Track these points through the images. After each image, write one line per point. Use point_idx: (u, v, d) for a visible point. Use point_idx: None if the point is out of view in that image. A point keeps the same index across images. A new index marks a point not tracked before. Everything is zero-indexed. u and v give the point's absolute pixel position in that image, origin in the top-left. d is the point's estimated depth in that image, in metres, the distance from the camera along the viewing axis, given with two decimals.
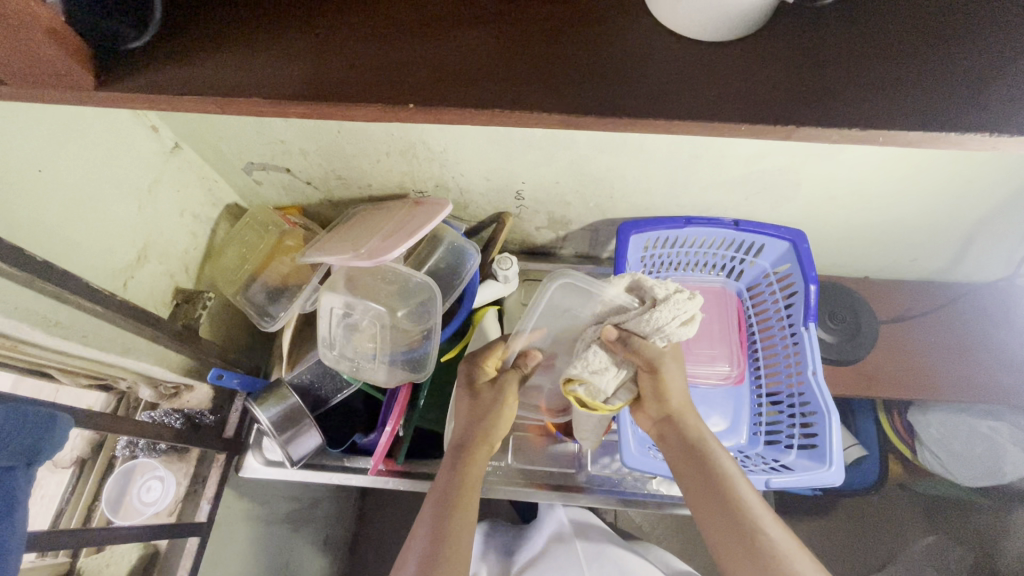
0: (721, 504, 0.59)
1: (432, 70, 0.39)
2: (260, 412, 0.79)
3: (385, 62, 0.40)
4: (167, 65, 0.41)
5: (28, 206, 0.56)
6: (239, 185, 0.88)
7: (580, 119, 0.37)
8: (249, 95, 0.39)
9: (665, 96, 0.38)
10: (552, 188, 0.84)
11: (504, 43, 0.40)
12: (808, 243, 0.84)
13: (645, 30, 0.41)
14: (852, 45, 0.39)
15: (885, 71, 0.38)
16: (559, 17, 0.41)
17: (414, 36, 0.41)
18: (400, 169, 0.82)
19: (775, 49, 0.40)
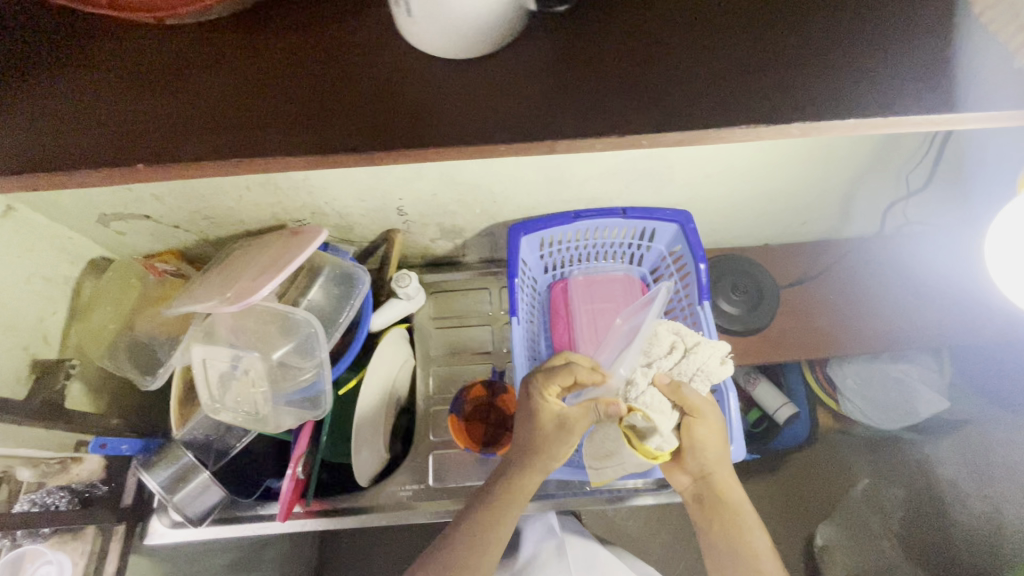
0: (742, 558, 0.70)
1: (203, 128, 0.41)
2: (150, 478, 0.76)
3: (155, 126, 0.41)
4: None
5: None
6: (100, 237, 0.81)
7: (333, 156, 0.39)
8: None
9: (412, 118, 0.40)
10: (431, 200, 0.82)
11: (270, 92, 0.41)
12: (694, 223, 0.85)
13: (413, 63, 0.41)
14: (619, 69, 0.40)
15: (635, 72, 0.40)
16: (317, 57, 0.42)
17: (183, 97, 0.42)
18: (267, 201, 0.78)
19: (544, 71, 0.41)
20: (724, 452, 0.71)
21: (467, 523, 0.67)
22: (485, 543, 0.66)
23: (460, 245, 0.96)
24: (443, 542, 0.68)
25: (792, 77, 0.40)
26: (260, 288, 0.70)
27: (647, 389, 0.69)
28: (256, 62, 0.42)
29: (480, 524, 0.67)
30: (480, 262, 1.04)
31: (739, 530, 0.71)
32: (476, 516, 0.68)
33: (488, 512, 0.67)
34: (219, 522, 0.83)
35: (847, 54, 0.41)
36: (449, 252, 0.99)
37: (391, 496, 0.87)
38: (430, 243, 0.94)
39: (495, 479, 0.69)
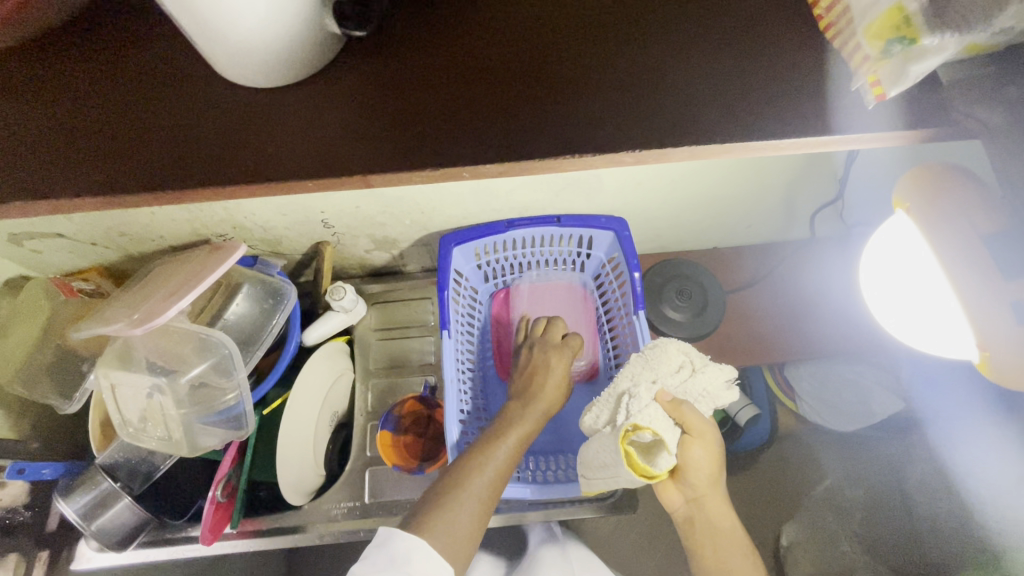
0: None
1: (135, 171, 0.51)
2: (64, 507, 0.72)
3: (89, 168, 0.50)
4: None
5: None
6: (14, 256, 0.79)
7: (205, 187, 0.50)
8: None
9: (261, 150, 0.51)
10: (356, 212, 0.79)
11: (185, 145, 0.51)
12: (629, 230, 0.83)
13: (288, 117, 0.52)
14: (456, 116, 0.50)
15: (452, 130, 0.50)
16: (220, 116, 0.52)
17: (117, 152, 0.52)
18: (183, 216, 0.76)
19: (397, 117, 0.51)
20: (718, 477, 0.69)
21: (463, 466, 0.68)
22: (459, 495, 0.64)
23: (398, 255, 0.94)
24: (435, 486, 0.66)
25: (581, 123, 0.50)
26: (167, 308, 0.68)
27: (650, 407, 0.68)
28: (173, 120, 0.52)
29: (475, 464, 0.67)
30: (423, 271, 1.02)
31: (727, 563, 0.68)
32: (472, 462, 0.68)
33: (486, 458, 0.68)
34: (147, 545, 0.81)
35: (638, 93, 0.50)
36: (388, 262, 0.96)
37: (324, 514, 0.85)
38: (366, 255, 0.92)
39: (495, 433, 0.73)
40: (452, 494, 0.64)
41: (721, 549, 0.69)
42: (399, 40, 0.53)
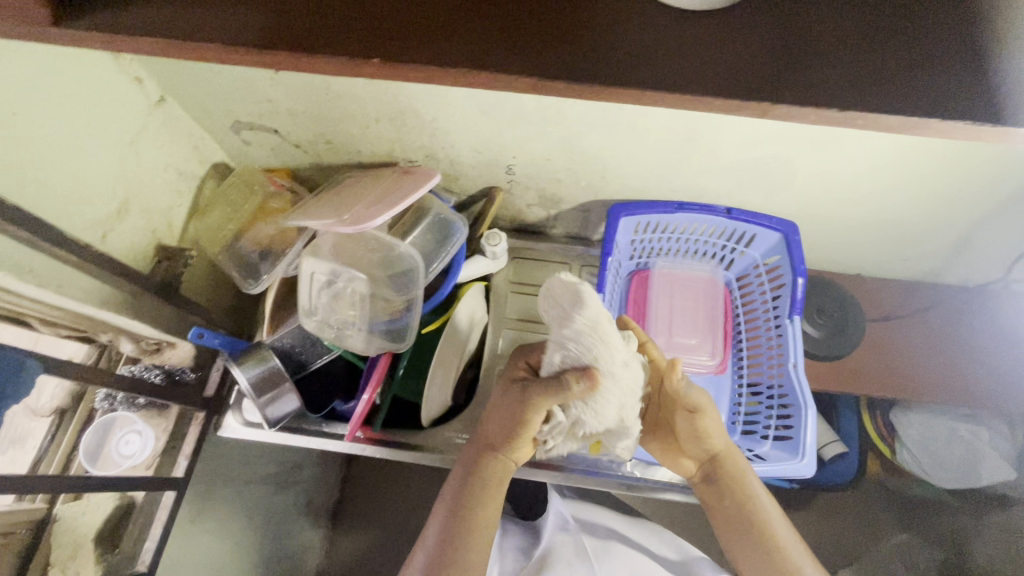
0: (753, 542, 0.70)
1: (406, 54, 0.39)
2: (238, 373, 0.79)
3: (415, 20, 0.40)
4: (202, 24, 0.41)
5: (8, 147, 0.55)
6: (227, 143, 0.86)
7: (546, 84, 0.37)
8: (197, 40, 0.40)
9: (634, 62, 0.38)
10: (543, 164, 0.83)
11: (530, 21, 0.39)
12: (799, 236, 0.84)
13: (656, 23, 0.39)
14: (866, 56, 0.38)
15: (909, 78, 0.37)
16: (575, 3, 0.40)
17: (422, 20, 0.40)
18: (389, 136, 0.81)
19: (788, 37, 0.39)
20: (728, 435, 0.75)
21: (458, 504, 0.68)
22: (467, 526, 0.66)
23: (552, 215, 0.97)
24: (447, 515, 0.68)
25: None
26: (374, 219, 0.73)
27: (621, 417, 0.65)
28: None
29: (468, 503, 0.68)
30: (565, 237, 1.05)
31: (761, 524, 0.70)
32: (467, 500, 0.68)
33: (474, 489, 0.68)
34: (290, 430, 0.88)
35: None
36: (540, 220, 1.00)
37: (448, 442, 0.88)
38: (525, 208, 0.95)
39: (478, 453, 0.71)
40: (455, 546, 0.65)
41: (743, 507, 0.72)
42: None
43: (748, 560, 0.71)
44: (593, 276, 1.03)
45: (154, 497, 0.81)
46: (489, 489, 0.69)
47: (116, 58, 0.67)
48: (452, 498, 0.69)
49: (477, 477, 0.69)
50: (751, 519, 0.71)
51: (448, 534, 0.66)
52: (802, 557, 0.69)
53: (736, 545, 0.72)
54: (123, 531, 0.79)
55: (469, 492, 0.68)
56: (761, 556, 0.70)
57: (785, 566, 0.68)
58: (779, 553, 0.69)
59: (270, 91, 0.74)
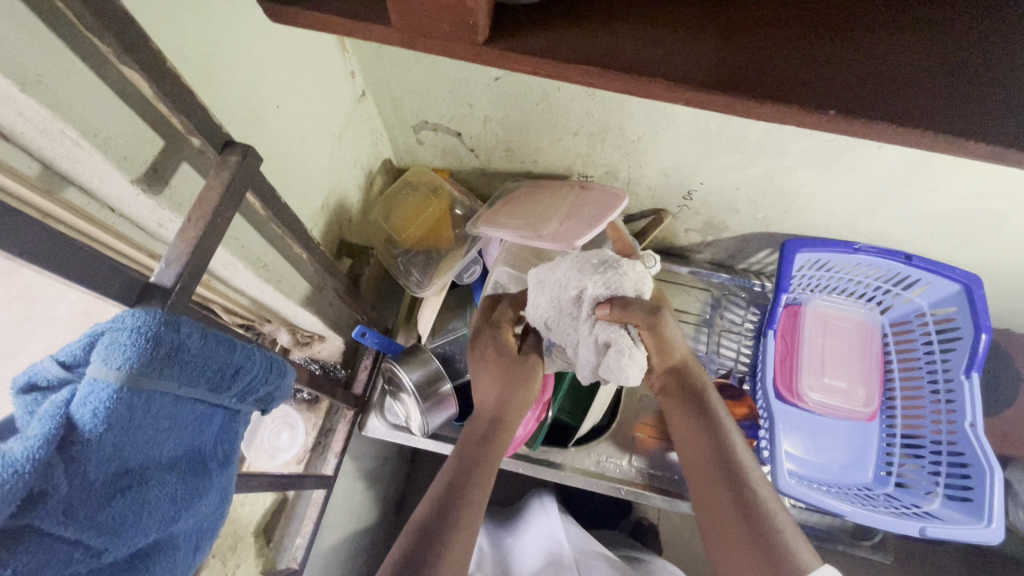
0: (730, 483, 0.55)
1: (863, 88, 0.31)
2: (403, 373, 0.78)
3: (858, 58, 0.32)
4: (581, 28, 0.33)
5: (269, 141, 0.54)
6: (401, 142, 0.85)
7: None
8: (597, 65, 0.32)
9: None
10: (728, 193, 0.80)
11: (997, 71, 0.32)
12: (983, 289, 0.80)
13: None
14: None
15: None
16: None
17: (880, 51, 0.32)
18: (578, 150, 0.79)
19: None
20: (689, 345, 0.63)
21: (461, 471, 0.59)
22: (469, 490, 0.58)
23: (707, 241, 0.95)
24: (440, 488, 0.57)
25: None
26: (576, 240, 0.71)
27: (620, 341, 0.58)
28: (976, 38, 0.32)
29: (471, 473, 0.59)
30: (708, 263, 1.03)
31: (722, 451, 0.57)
32: (470, 468, 0.60)
33: (481, 459, 0.61)
34: (430, 436, 0.84)
35: None
36: (691, 245, 0.97)
37: (586, 460, 0.87)
38: (681, 232, 0.94)
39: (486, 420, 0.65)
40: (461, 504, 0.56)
41: (705, 423, 0.59)
42: None
43: (728, 543, 0.52)
44: (733, 305, 1.00)
45: (306, 494, 0.80)
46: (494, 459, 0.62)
47: (343, 52, 0.66)
48: (452, 466, 0.60)
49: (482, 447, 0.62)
50: (719, 435, 0.58)
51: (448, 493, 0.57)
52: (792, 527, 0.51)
53: (718, 511, 0.54)
54: (275, 525, 0.79)
55: (473, 462, 0.60)
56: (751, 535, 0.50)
57: (768, 532, 0.50)
58: (765, 518, 0.51)
59: (475, 96, 0.72)
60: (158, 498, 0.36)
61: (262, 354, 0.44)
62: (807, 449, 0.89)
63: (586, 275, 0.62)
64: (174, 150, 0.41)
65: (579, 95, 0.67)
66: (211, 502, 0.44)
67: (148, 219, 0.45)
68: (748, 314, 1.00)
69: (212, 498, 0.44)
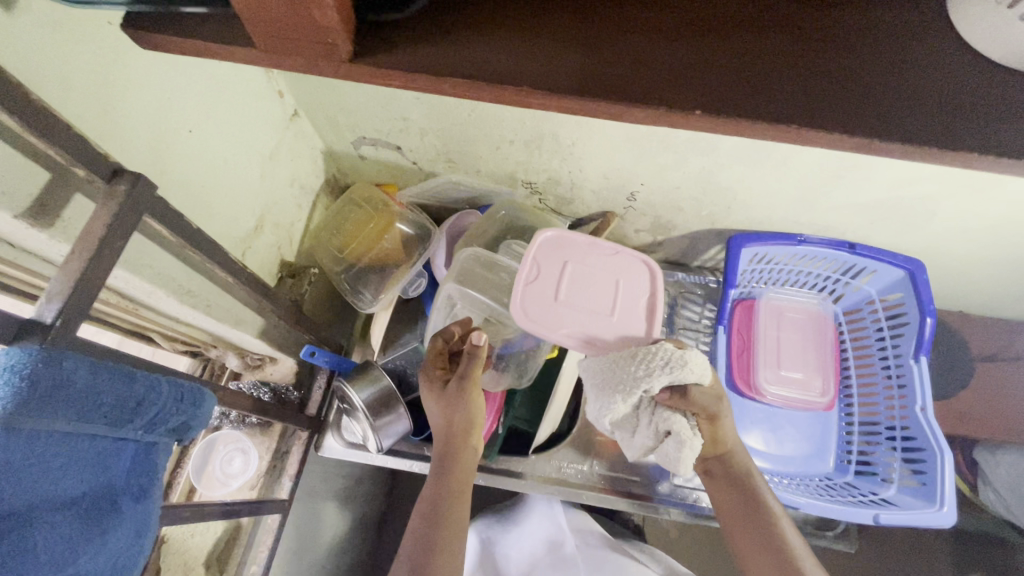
0: (778, 561, 0.58)
1: (727, 86, 0.32)
2: (353, 394, 0.77)
3: (723, 58, 0.32)
4: (448, 40, 0.32)
5: (183, 167, 0.53)
6: (342, 159, 0.84)
7: (914, 152, 0.31)
8: (466, 78, 0.31)
9: (996, 113, 0.32)
10: (670, 193, 0.81)
11: (855, 66, 0.32)
12: (927, 274, 0.81)
13: (1003, 87, 0.32)
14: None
15: None
16: (912, 58, 0.33)
17: (742, 49, 0.32)
18: (517, 158, 0.79)
19: None
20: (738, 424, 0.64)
21: (428, 521, 0.60)
22: (438, 531, 0.59)
23: (658, 241, 0.95)
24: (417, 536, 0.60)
25: None
26: (646, 333, 0.64)
27: (680, 438, 0.57)
28: (837, 34, 0.33)
29: (438, 520, 0.60)
30: (662, 262, 1.03)
31: (746, 481, 0.63)
32: (437, 508, 0.61)
33: (445, 501, 0.61)
34: (388, 453, 0.84)
35: None
36: (643, 245, 0.98)
37: (551, 470, 0.87)
38: (632, 233, 0.94)
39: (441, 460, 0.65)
40: (434, 556, 0.57)
41: (750, 505, 0.62)
42: None
43: (755, 560, 0.60)
44: (689, 303, 1.00)
45: (260, 520, 0.79)
46: (457, 494, 0.62)
47: (268, 74, 0.65)
48: (420, 517, 0.61)
49: (440, 488, 0.62)
50: (761, 516, 0.61)
51: (423, 550, 0.58)
52: None
53: None
54: (230, 553, 0.78)
55: (438, 509, 0.61)
56: (774, 557, 0.59)
57: None
58: (783, 545, 0.59)
59: (409, 111, 0.72)
60: (44, 541, 0.35)
61: (168, 382, 0.44)
62: (768, 443, 0.89)
63: (656, 371, 0.55)
64: (62, 182, 0.40)
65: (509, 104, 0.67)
66: (125, 539, 0.43)
67: (46, 253, 0.44)
68: (705, 311, 1.00)
69: (125, 535, 0.43)
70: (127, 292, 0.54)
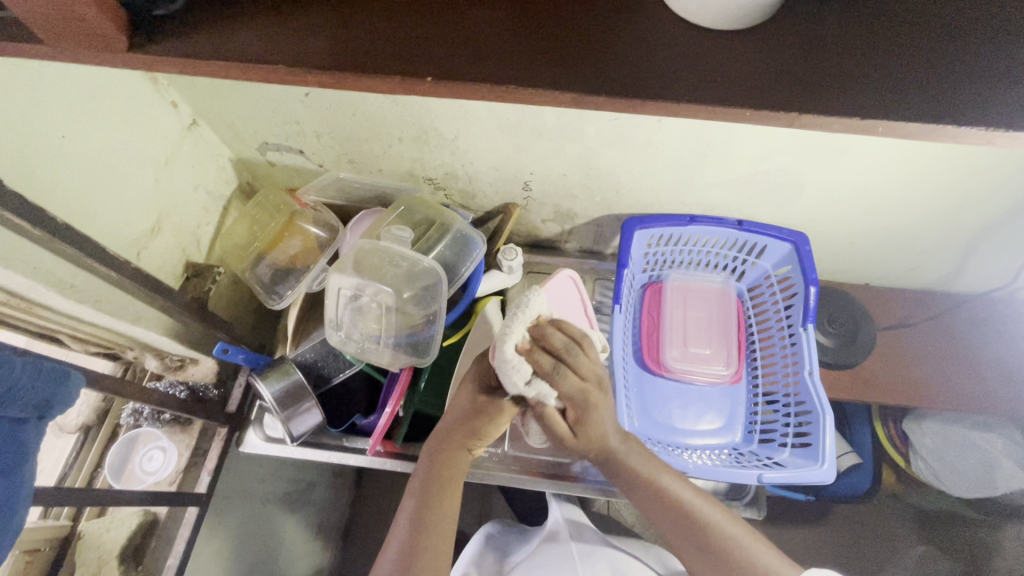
0: (691, 528, 0.65)
1: (458, 53, 0.36)
2: (263, 387, 0.80)
3: (456, 32, 0.37)
4: (217, 32, 0.37)
5: (55, 170, 0.57)
6: (253, 165, 0.89)
7: (625, 101, 0.35)
8: (226, 62, 0.36)
9: (697, 64, 0.36)
10: (560, 180, 0.85)
11: (575, 32, 0.37)
12: (810, 245, 0.85)
13: (708, 43, 0.37)
14: (896, 54, 0.35)
15: (1009, 75, 0.34)
16: (625, 23, 0.37)
17: (474, 22, 0.37)
18: (411, 155, 0.83)
19: (887, 42, 0.36)
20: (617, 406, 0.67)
21: (421, 501, 0.66)
22: (429, 517, 0.65)
23: (567, 230, 1.00)
24: (413, 520, 0.65)
25: None
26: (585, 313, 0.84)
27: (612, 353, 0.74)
28: (560, 7, 0.37)
29: (430, 504, 0.65)
30: (579, 251, 1.07)
31: (651, 488, 0.66)
32: (429, 494, 0.66)
33: (436, 487, 0.66)
34: (308, 445, 0.88)
35: None
36: (555, 235, 1.02)
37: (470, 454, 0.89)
38: (540, 223, 0.98)
39: (436, 446, 0.69)
40: (422, 536, 0.63)
41: (652, 486, 0.66)
42: None
43: (668, 530, 0.66)
44: (605, 289, 1.03)
45: (178, 514, 0.82)
46: (449, 480, 0.67)
47: (156, 85, 0.70)
48: (418, 497, 0.67)
49: (435, 475, 0.67)
50: (661, 492, 0.66)
51: (414, 529, 0.64)
52: (743, 540, 0.64)
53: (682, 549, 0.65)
54: (146, 548, 0.80)
55: (431, 493, 0.66)
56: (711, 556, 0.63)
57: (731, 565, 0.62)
58: (703, 523, 0.65)
59: (298, 114, 0.76)
60: None
61: (20, 360, 0.48)
62: (679, 419, 0.91)
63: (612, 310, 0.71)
64: None
65: (384, 101, 0.72)
66: None
67: None
68: None
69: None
70: (11, 290, 0.58)
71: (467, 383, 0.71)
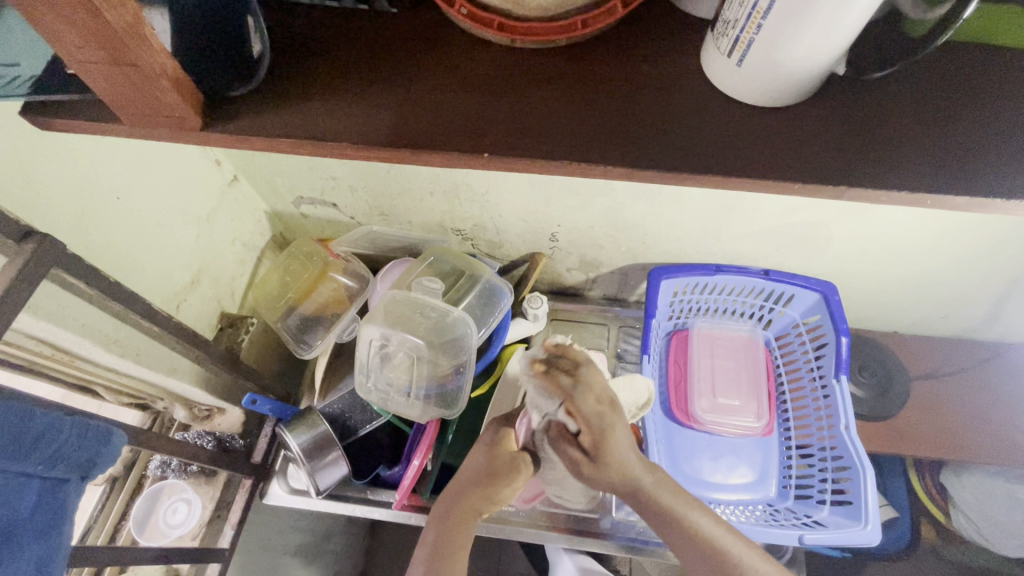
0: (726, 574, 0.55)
1: (513, 130, 0.37)
2: (291, 439, 0.80)
3: (515, 112, 0.38)
4: (283, 109, 0.39)
5: (109, 229, 0.60)
6: (286, 217, 0.92)
7: (675, 176, 0.36)
8: (291, 139, 0.38)
9: (741, 137, 0.37)
10: (586, 231, 0.87)
11: (622, 109, 0.38)
12: (839, 295, 0.84)
13: (753, 120, 0.38)
14: (941, 132, 0.36)
15: None
16: (671, 100, 0.39)
17: (526, 101, 0.39)
18: (442, 208, 0.86)
19: (930, 118, 0.37)
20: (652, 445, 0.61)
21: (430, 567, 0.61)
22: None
23: (591, 278, 1.00)
24: None
25: None
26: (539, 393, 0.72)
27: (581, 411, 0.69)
28: (607, 86, 0.39)
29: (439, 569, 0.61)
30: (602, 299, 1.07)
31: (680, 528, 0.56)
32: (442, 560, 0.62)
33: (445, 551, 0.62)
34: (331, 497, 0.86)
35: None
36: (579, 283, 1.02)
37: (496, 509, 0.87)
38: (565, 272, 0.99)
39: (446, 508, 0.65)
40: None
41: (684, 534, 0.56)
42: (960, 62, 0.39)
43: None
44: (631, 336, 1.02)
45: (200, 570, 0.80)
46: (456, 549, 0.62)
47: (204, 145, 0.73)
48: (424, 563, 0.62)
49: (443, 540, 0.63)
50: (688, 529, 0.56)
51: None
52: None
53: None
54: None
55: (440, 557, 0.62)
56: None
57: None
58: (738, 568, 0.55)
59: (335, 171, 0.79)
60: None
61: (71, 419, 0.49)
62: (712, 473, 0.89)
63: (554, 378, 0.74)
64: None
65: None
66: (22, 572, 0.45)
67: None
68: None
69: (25, 568, 0.45)
70: (60, 345, 0.59)
71: (483, 442, 0.70)
